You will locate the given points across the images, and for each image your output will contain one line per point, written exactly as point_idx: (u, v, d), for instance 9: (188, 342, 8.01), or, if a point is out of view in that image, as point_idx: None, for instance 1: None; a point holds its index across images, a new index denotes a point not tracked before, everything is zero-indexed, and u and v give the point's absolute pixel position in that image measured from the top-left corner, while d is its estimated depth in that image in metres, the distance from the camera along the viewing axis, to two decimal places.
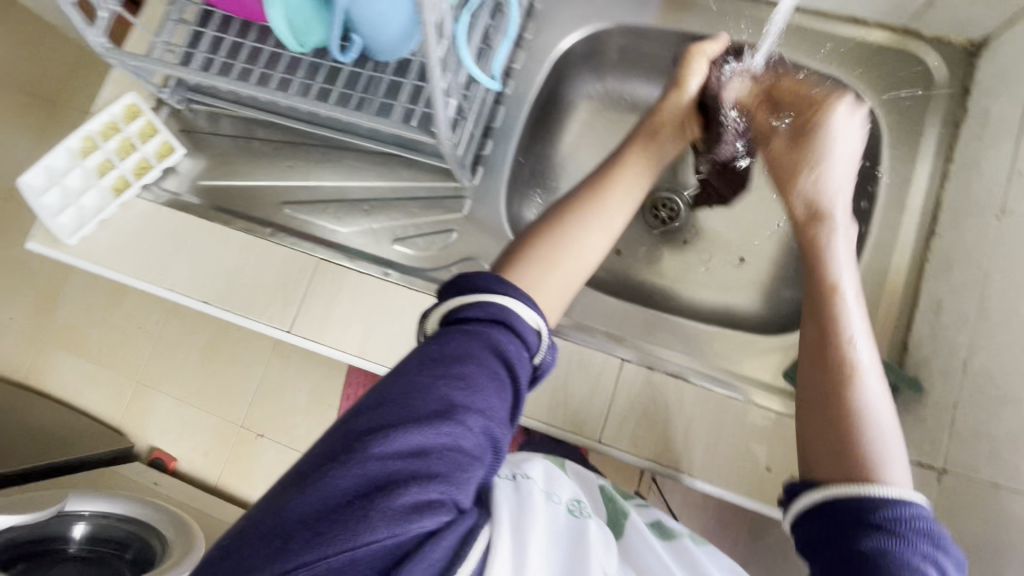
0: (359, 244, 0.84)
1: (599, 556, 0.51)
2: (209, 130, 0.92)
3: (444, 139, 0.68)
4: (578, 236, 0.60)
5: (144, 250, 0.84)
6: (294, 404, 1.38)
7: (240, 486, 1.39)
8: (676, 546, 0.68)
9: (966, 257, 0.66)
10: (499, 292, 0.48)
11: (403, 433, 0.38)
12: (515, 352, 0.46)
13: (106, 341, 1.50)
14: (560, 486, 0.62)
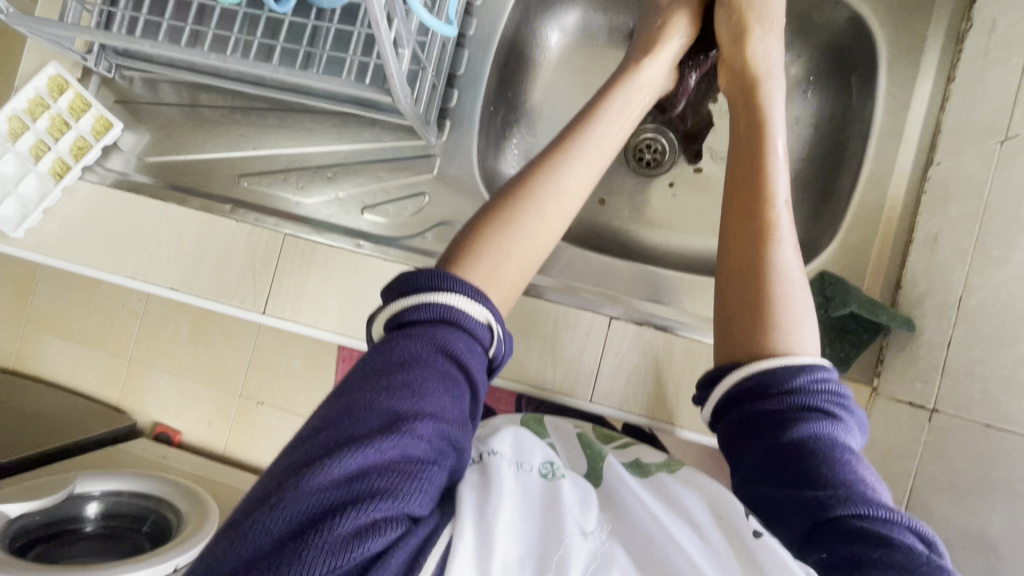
0: (326, 215, 0.79)
1: (575, 522, 0.49)
2: (148, 99, 0.84)
3: (401, 96, 0.61)
4: (535, 209, 0.53)
5: (98, 237, 0.79)
6: (290, 369, 1.36)
7: (247, 452, 1.39)
8: (653, 483, 0.60)
9: (964, 188, 0.62)
10: (443, 292, 0.45)
11: (339, 458, 0.36)
12: (465, 349, 0.44)
13: (87, 324, 1.46)
14: (527, 447, 0.55)
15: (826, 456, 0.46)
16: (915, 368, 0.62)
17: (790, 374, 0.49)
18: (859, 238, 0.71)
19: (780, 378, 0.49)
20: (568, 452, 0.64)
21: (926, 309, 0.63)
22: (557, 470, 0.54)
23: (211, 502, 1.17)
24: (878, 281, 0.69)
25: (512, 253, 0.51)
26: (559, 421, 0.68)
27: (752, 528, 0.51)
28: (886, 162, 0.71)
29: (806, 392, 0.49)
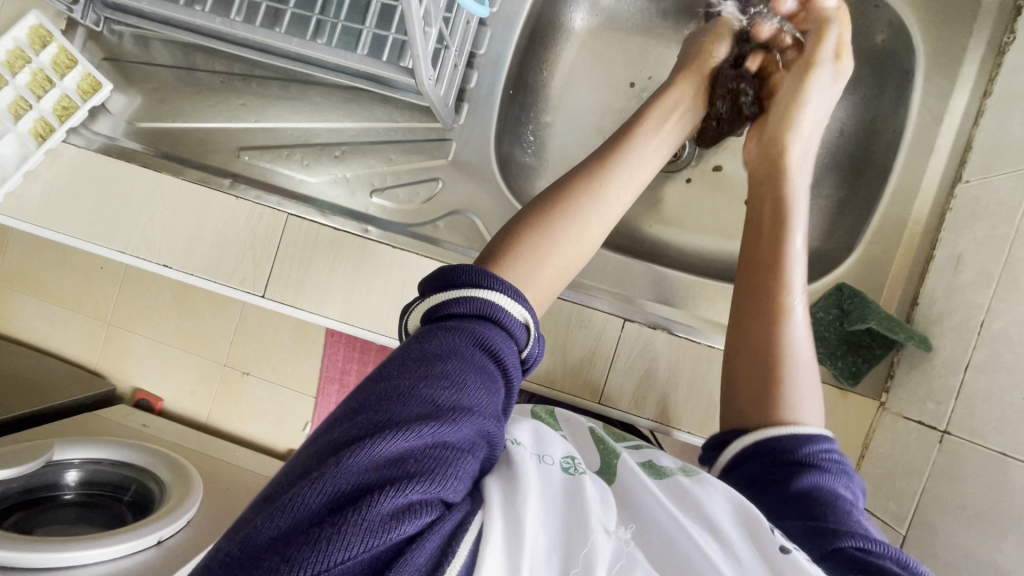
0: (332, 197, 0.75)
1: (598, 518, 0.41)
2: (140, 59, 0.78)
3: (426, 78, 0.58)
4: (558, 246, 0.50)
5: (84, 204, 0.74)
6: (278, 342, 1.31)
7: (230, 424, 1.36)
8: (669, 483, 0.48)
9: (994, 209, 0.61)
10: (483, 288, 0.42)
11: (380, 438, 0.33)
12: (503, 345, 0.41)
13: (65, 287, 1.39)
14: (547, 439, 0.47)
15: (830, 508, 0.45)
16: (929, 387, 0.62)
17: (794, 438, 0.49)
18: (881, 251, 0.70)
19: (786, 441, 0.49)
20: (578, 441, 0.54)
21: (944, 329, 0.63)
22: (579, 466, 0.45)
23: (195, 472, 1.13)
24: (895, 296, 0.69)
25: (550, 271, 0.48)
26: (570, 415, 0.59)
27: (778, 543, 0.42)
28: (914, 175, 0.69)
29: (811, 453, 0.49)
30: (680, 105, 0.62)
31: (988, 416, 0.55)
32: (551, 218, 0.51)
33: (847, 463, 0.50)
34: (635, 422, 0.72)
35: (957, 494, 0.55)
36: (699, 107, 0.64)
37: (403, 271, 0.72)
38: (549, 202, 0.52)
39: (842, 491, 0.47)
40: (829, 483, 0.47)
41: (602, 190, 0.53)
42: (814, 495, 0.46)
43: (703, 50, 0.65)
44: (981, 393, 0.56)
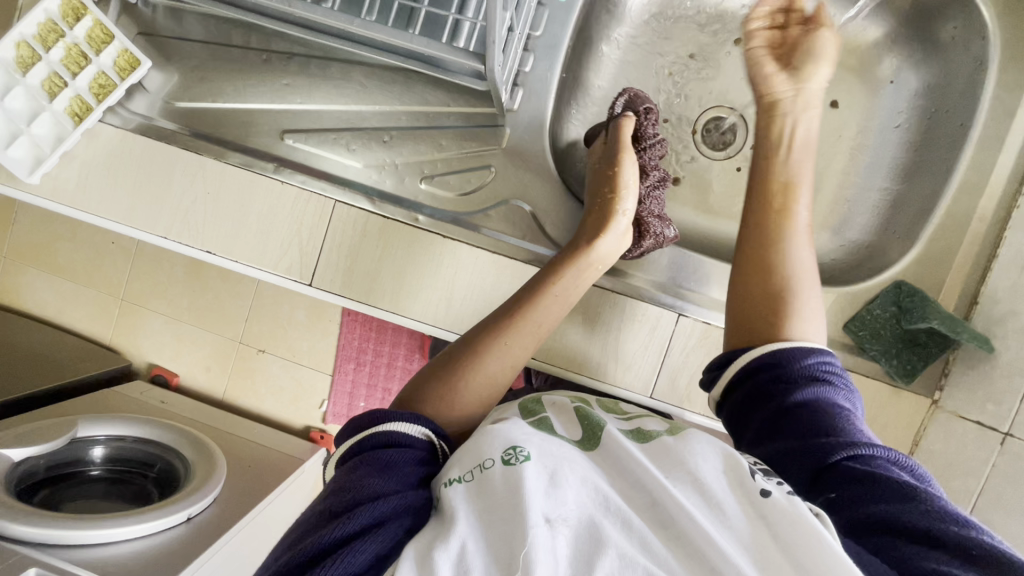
0: (379, 184, 0.73)
1: (539, 507, 0.40)
2: (176, 34, 0.74)
3: (495, 64, 0.55)
4: (469, 380, 0.54)
5: (122, 187, 0.71)
6: (293, 318, 1.29)
7: (246, 399, 1.36)
8: (654, 446, 0.49)
9: None
10: (379, 418, 0.49)
11: (299, 548, 0.41)
12: (403, 448, 0.47)
13: (80, 262, 1.36)
14: (484, 439, 0.46)
15: (823, 417, 0.52)
16: (992, 388, 0.63)
17: (800, 353, 0.56)
18: (943, 249, 0.69)
19: (789, 357, 0.56)
20: (565, 420, 0.53)
21: (1009, 330, 0.63)
22: (521, 452, 0.43)
23: (218, 450, 1.13)
24: (955, 295, 0.68)
25: (459, 400, 0.53)
26: (557, 398, 0.57)
27: (759, 488, 0.44)
28: (981, 171, 0.68)
29: (814, 368, 0.55)
30: (593, 260, 0.62)
31: None
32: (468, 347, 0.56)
33: (847, 377, 0.57)
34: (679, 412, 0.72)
35: None
36: (620, 246, 0.64)
37: (456, 262, 0.71)
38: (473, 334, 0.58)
39: (840, 402, 0.54)
40: (829, 394, 0.54)
41: (507, 316, 0.58)
42: (811, 408, 0.52)
43: (612, 190, 0.64)
44: None
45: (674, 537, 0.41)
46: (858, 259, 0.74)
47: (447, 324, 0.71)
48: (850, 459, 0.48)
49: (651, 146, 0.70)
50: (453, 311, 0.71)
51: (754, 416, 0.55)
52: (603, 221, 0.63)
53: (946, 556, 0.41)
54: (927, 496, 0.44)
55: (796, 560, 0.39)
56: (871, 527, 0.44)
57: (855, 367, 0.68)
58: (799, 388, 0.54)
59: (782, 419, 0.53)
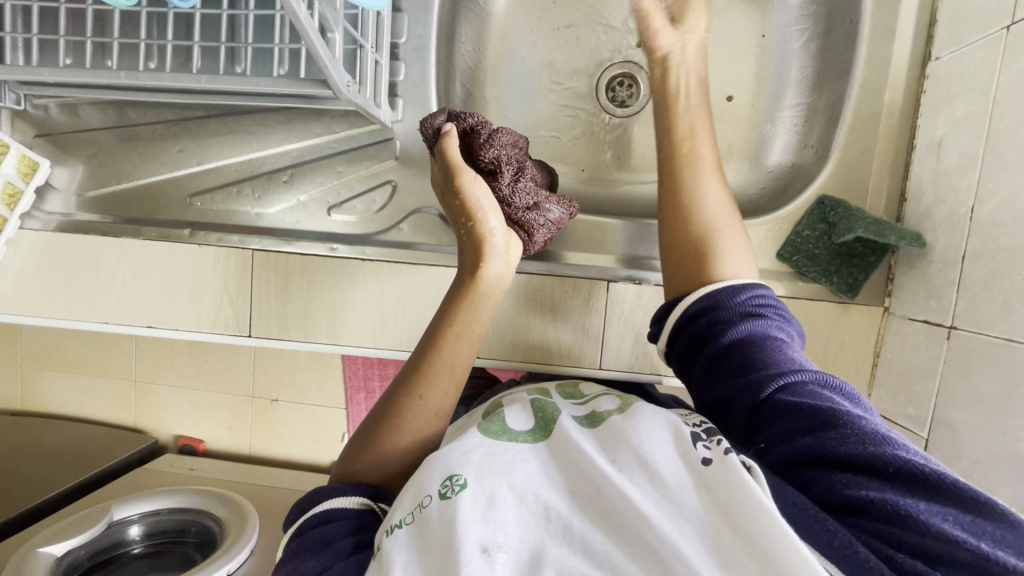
0: (292, 223, 0.74)
1: (472, 535, 0.40)
2: (73, 127, 0.76)
3: (344, 87, 0.55)
4: (388, 445, 0.53)
5: (56, 285, 0.74)
6: (295, 362, 1.28)
7: (273, 450, 1.33)
8: (605, 429, 0.48)
9: (966, 83, 0.57)
10: (313, 497, 0.53)
11: None
12: (335, 524, 0.49)
13: (84, 346, 1.36)
14: (423, 475, 0.45)
15: (761, 351, 0.49)
16: (928, 284, 0.60)
17: (729, 292, 0.53)
18: (858, 154, 0.67)
19: (722, 299, 0.53)
20: (519, 410, 0.53)
21: (936, 221, 0.60)
22: (456, 482, 0.43)
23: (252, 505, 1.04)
24: (881, 197, 0.66)
25: (379, 462, 0.53)
26: (515, 396, 0.56)
27: (701, 456, 0.42)
28: (879, 65, 0.65)
29: (747, 304, 0.53)
30: (485, 291, 0.57)
31: (993, 305, 0.52)
32: (383, 408, 0.55)
33: (782, 305, 0.54)
34: (638, 379, 0.71)
35: (977, 390, 0.52)
36: (509, 264, 0.57)
37: (379, 282, 0.71)
38: (389, 392, 0.56)
39: (773, 333, 0.51)
40: (760, 325, 0.51)
41: (416, 368, 0.55)
42: (748, 343, 0.50)
43: (469, 219, 0.56)
44: (982, 283, 0.53)
45: (614, 524, 0.40)
46: (782, 183, 0.72)
47: (386, 343, 0.72)
48: (780, 393, 0.45)
49: (484, 146, 0.59)
50: (388, 329, 0.71)
51: (698, 363, 0.54)
52: (477, 252, 0.56)
53: (868, 479, 0.39)
54: (849, 418, 0.42)
55: (731, 519, 0.38)
56: (800, 462, 0.42)
57: (794, 294, 0.66)
58: (728, 330, 0.52)
59: (718, 362, 0.51)
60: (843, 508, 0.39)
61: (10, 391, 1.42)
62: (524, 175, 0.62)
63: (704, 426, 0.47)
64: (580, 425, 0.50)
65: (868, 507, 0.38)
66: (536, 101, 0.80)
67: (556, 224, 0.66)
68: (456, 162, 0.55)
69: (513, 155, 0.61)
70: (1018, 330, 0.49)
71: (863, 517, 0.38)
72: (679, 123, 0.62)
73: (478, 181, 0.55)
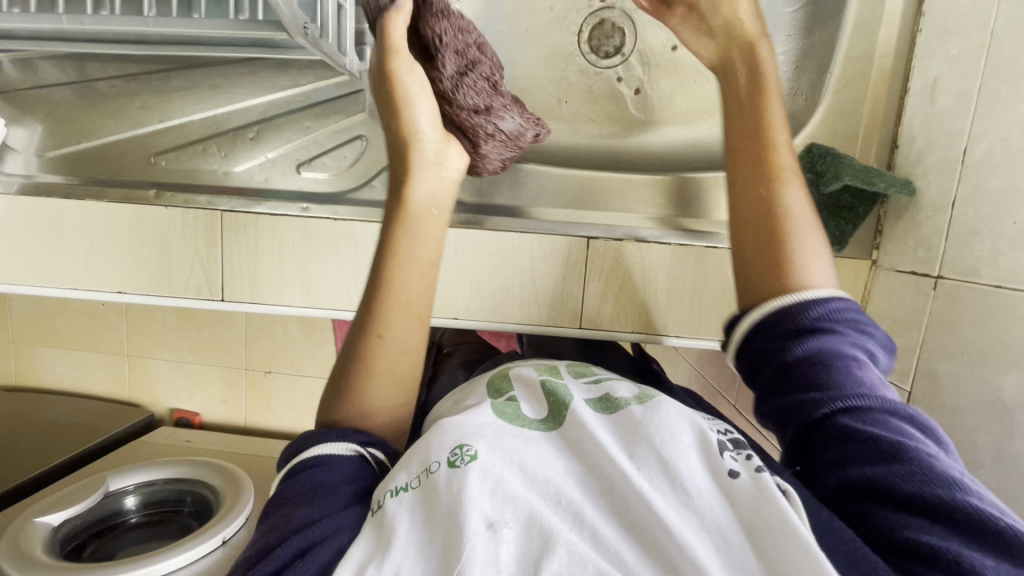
0: (262, 182, 0.71)
1: (479, 509, 0.37)
2: (31, 84, 0.73)
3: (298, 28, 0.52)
4: (376, 395, 0.49)
5: (22, 251, 0.71)
6: (285, 333, 1.27)
7: (266, 421, 1.32)
8: (621, 418, 0.45)
9: (964, 17, 0.54)
10: (302, 442, 0.47)
11: None
12: (327, 470, 0.43)
13: (70, 319, 1.34)
14: (430, 439, 0.42)
15: (829, 369, 0.42)
16: (917, 233, 0.58)
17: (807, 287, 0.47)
18: (848, 100, 0.64)
19: (792, 306, 0.46)
20: (531, 396, 0.50)
21: (927, 167, 0.57)
22: (467, 451, 0.40)
23: (246, 475, 1.03)
24: (871, 144, 0.64)
25: (367, 413, 0.48)
26: (525, 371, 0.53)
27: (729, 468, 0.40)
28: (872, 4, 0.62)
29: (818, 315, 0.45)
30: (421, 208, 0.55)
31: (981, 252, 0.50)
32: (344, 372, 0.50)
33: (861, 313, 0.46)
34: (621, 339, 0.70)
35: (962, 339, 0.51)
36: (440, 176, 0.56)
37: (353, 242, 0.69)
38: (348, 350, 0.50)
39: (848, 348, 0.44)
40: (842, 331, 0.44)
41: (373, 313, 0.51)
42: (812, 359, 0.43)
43: (394, 112, 0.55)
44: (971, 230, 0.51)
45: (631, 525, 0.38)
46: None
47: None
48: (844, 417, 0.40)
49: (433, 16, 0.54)
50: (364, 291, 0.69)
51: (760, 380, 0.47)
52: (401, 162, 0.55)
53: (932, 523, 0.34)
54: (917, 457, 0.37)
55: (756, 540, 0.36)
56: (852, 495, 0.38)
57: None
58: (800, 336, 0.45)
59: (780, 379, 0.45)
60: (898, 552, 0.35)
61: (1, 366, 1.41)
62: (475, 70, 0.58)
63: (729, 435, 0.45)
64: (596, 411, 0.47)
65: (926, 553, 0.33)
66: (515, 53, 0.76)
67: (512, 137, 0.62)
68: (399, 46, 0.52)
69: (461, 46, 0.57)
70: (1005, 276, 0.47)
71: (918, 564, 0.34)
72: (772, 135, 0.53)
73: (413, 66, 0.53)
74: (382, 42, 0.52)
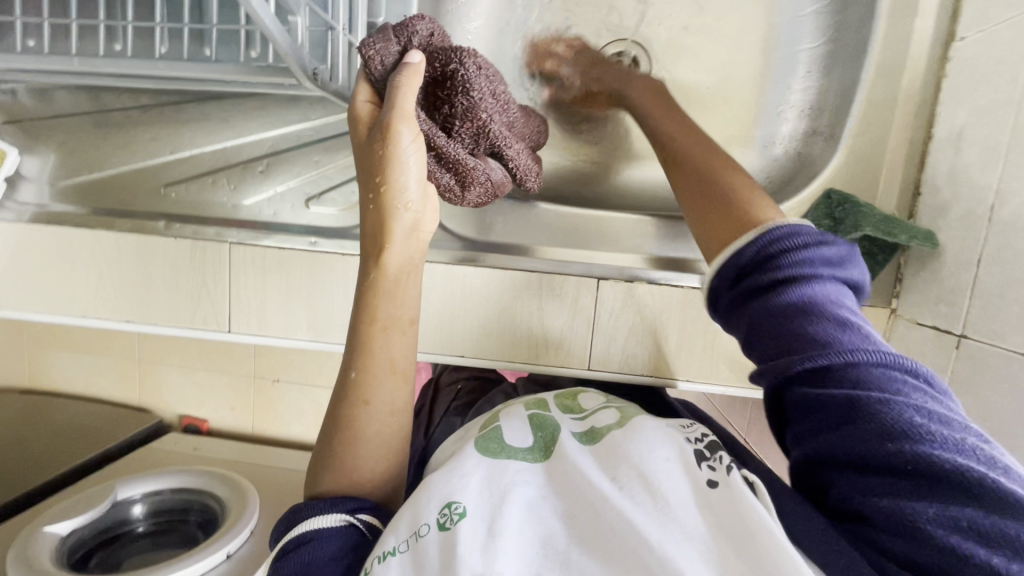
0: (271, 215, 0.71)
1: (469, 565, 0.36)
2: (45, 113, 0.74)
3: (303, 72, 0.52)
4: (367, 461, 0.46)
5: (33, 278, 0.72)
6: (291, 349, 1.27)
7: (273, 432, 1.32)
8: (604, 448, 0.45)
9: (994, 68, 0.52)
10: (294, 519, 0.45)
11: None
12: (314, 545, 0.42)
13: (80, 332, 1.35)
14: (418, 500, 0.42)
15: (794, 318, 0.40)
16: (939, 286, 0.56)
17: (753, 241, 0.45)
18: (868, 145, 0.62)
19: (747, 248, 0.45)
20: (517, 426, 0.49)
21: (950, 220, 0.55)
22: (455, 509, 0.39)
23: (252, 484, 1.04)
24: (892, 187, 0.62)
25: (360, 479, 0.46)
26: (512, 406, 0.53)
27: (705, 477, 0.40)
28: (897, 47, 0.60)
29: (776, 257, 0.43)
30: (398, 271, 0.47)
31: (1005, 316, 0.48)
32: (330, 439, 0.47)
33: (825, 233, 0.44)
34: (631, 380, 0.69)
35: (984, 405, 0.49)
36: (420, 242, 0.48)
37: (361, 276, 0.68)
38: (331, 415, 0.47)
39: (819, 288, 0.42)
40: (800, 281, 0.42)
41: (357, 372, 0.47)
42: (777, 307, 0.41)
43: (381, 177, 0.45)
44: (993, 291, 0.49)
45: (613, 556, 0.36)
46: (788, 173, 0.67)
47: None
48: (803, 377, 0.39)
49: (464, 83, 0.49)
50: None
51: (730, 314, 0.46)
52: (380, 230, 0.47)
53: (887, 482, 0.35)
54: (878, 413, 0.35)
55: (738, 546, 0.35)
56: (819, 461, 0.38)
57: None
58: (763, 289, 0.43)
59: (746, 325, 0.44)
60: (855, 514, 0.37)
61: (13, 373, 1.42)
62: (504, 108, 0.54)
63: (705, 441, 0.45)
64: (579, 443, 0.47)
65: (885, 519, 0.35)
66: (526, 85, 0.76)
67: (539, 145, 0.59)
68: (407, 113, 0.45)
69: (497, 91, 0.52)
70: None
71: (881, 530, 0.35)
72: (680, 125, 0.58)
73: (416, 135, 0.46)
74: (387, 109, 0.44)
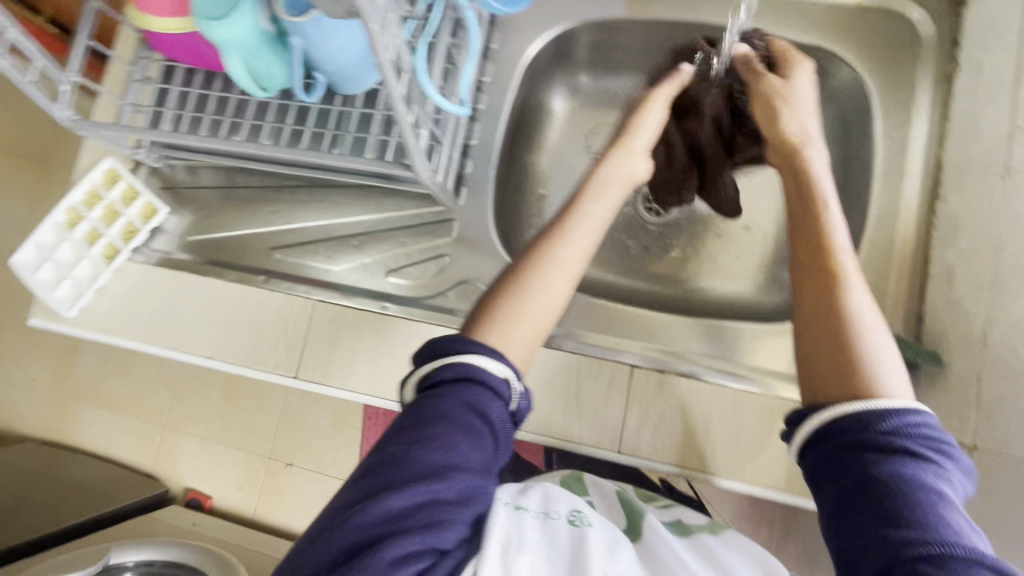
0: (354, 280, 0.84)
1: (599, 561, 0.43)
2: (191, 184, 0.92)
3: (422, 170, 0.67)
4: (519, 339, 0.53)
5: (143, 312, 0.84)
6: (316, 428, 1.32)
7: (276, 517, 1.31)
8: (696, 543, 0.56)
9: (973, 221, 0.64)
10: (462, 352, 0.49)
11: (387, 498, 0.41)
12: (491, 407, 0.47)
13: (123, 387, 1.41)
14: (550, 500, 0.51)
15: (908, 502, 0.41)
16: (948, 401, 0.61)
17: (878, 415, 0.45)
18: (874, 276, 0.72)
19: (868, 421, 0.45)
20: (610, 507, 0.60)
21: (951, 343, 0.63)
22: (584, 518, 0.49)
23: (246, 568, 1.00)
24: (896, 316, 0.70)
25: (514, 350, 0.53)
26: (602, 485, 0.64)
27: None
28: (891, 200, 0.73)
29: (898, 441, 0.44)
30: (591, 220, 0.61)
31: None
32: (498, 305, 0.54)
33: (950, 445, 0.45)
34: (657, 467, 0.72)
35: None
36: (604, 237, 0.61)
37: (421, 341, 0.77)
38: (495, 295, 0.55)
39: (934, 482, 0.42)
40: (922, 470, 0.43)
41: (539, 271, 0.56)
42: (895, 487, 0.42)
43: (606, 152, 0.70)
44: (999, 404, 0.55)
45: None
46: None
47: None
48: (927, 564, 0.38)
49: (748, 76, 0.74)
50: None
51: (829, 485, 0.46)
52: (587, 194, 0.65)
53: None
54: None
55: None
56: None
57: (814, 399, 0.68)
58: (877, 462, 0.43)
59: (854, 496, 0.43)
60: None
61: (41, 419, 1.44)
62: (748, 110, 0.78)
63: None
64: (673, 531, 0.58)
65: None
66: None
67: None
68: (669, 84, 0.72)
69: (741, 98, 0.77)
70: None
71: None
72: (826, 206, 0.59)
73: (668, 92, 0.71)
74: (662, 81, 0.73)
